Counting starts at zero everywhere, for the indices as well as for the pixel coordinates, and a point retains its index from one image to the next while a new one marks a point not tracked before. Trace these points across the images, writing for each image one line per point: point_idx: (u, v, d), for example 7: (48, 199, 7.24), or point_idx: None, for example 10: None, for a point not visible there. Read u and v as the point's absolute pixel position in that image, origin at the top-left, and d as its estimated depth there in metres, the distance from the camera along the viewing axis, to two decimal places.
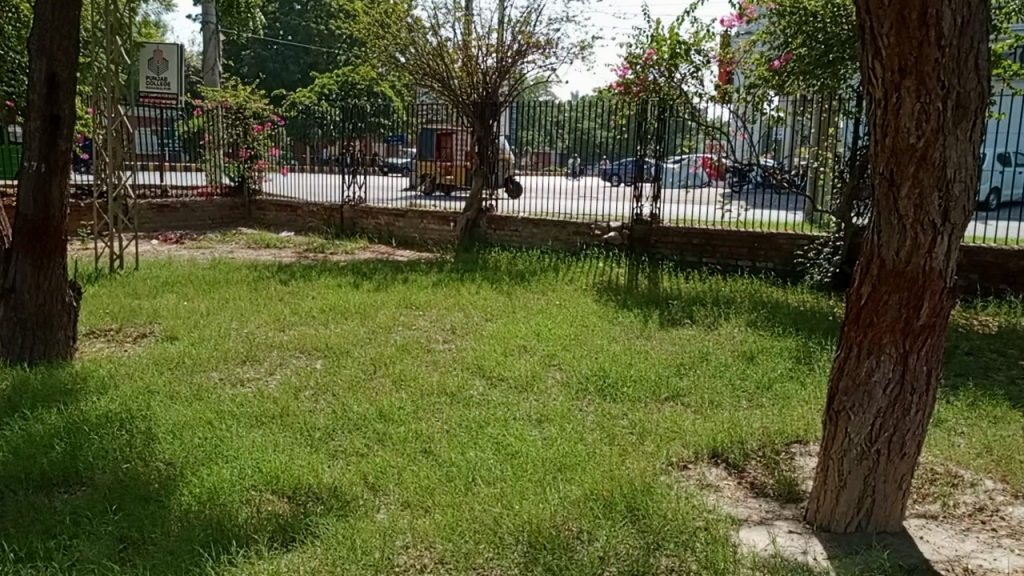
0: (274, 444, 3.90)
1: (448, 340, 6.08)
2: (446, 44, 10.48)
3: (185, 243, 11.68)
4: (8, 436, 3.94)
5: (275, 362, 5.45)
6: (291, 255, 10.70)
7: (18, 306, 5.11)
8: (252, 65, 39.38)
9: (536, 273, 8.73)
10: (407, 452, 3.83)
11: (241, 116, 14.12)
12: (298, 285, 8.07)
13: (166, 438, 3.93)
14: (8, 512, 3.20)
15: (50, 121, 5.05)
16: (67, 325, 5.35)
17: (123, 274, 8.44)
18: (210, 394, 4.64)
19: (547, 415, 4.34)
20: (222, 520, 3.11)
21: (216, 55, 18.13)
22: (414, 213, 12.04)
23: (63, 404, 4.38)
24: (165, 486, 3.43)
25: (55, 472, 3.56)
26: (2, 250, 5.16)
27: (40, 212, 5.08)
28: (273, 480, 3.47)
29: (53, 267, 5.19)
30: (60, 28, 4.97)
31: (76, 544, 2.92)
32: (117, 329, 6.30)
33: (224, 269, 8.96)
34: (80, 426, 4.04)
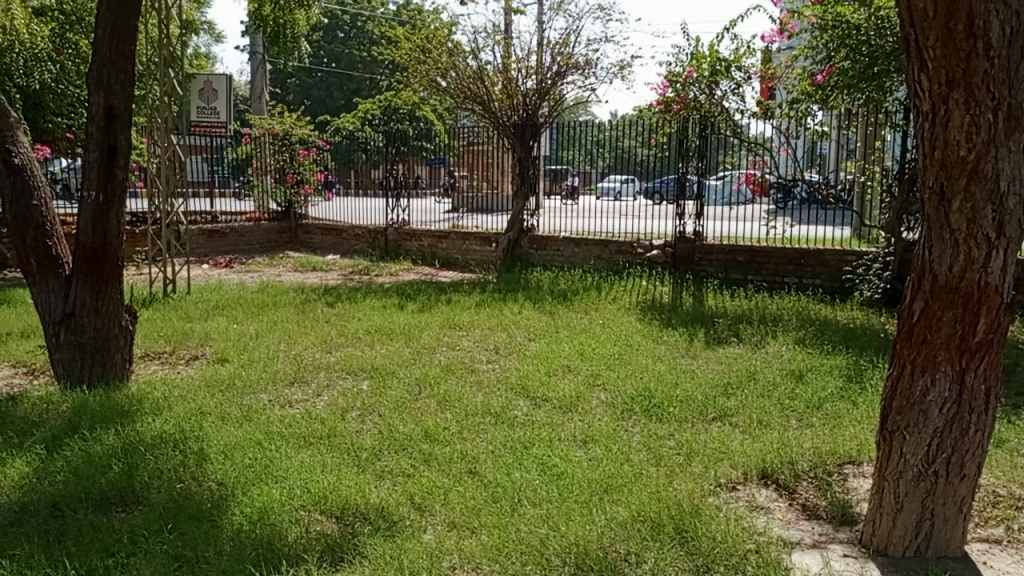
0: (322, 464, 3.95)
1: (491, 360, 6.11)
2: (486, 66, 10.65)
3: (235, 267, 11.97)
4: (69, 456, 4.06)
5: (322, 382, 5.54)
6: (337, 277, 10.89)
7: (77, 330, 5.32)
8: (298, 92, 40.63)
9: (579, 292, 8.73)
10: (452, 472, 3.84)
11: (287, 141, 14.33)
12: (344, 307, 8.20)
13: (219, 458, 4.02)
14: (70, 530, 3.30)
15: (107, 151, 5.22)
16: (123, 348, 5.58)
17: (176, 298, 8.68)
18: (260, 415, 4.74)
19: (593, 436, 4.32)
20: (273, 539, 3.16)
21: (263, 85, 18.63)
22: (457, 235, 12.16)
23: (120, 424, 4.51)
24: (218, 505, 3.50)
25: (113, 491, 3.66)
26: (63, 276, 5.35)
27: (98, 239, 5.26)
28: (321, 500, 3.51)
29: (110, 292, 5.39)
30: (117, 63, 5.15)
31: (134, 562, 2.98)
32: (171, 352, 6.47)
33: (273, 292, 9.15)
34: (137, 446, 4.16)
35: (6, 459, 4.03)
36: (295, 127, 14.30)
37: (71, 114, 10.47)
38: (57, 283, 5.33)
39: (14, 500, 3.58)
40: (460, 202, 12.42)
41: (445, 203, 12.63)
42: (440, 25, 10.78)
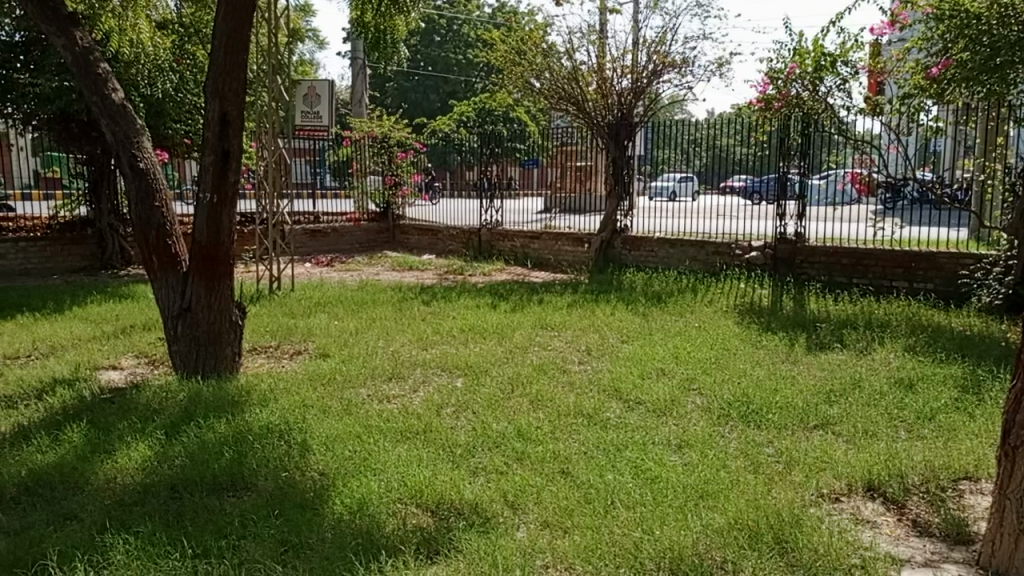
0: (418, 459, 4.05)
1: (583, 361, 6.09)
2: (580, 67, 10.63)
3: (335, 266, 12.42)
4: (185, 442, 4.32)
5: (418, 379, 5.68)
6: (432, 277, 11.12)
7: (192, 324, 5.67)
8: (396, 96, 41.74)
9: (674, 294, 8.59)
10: (545, 472, 3.86)
11: (386, 144, 14.70)
12: (439, 305, 8.37)
13: (320, 449, 4.18)
14: (186, 511, 3.51)
15: (220, 156, 5.51)
16: (234, 341, 5.90)
17: (281, 295, 9.08)
18: (359, 409, 4.90)
19: (687, 441, 4.24)
20: (371, 530, 3.26)
21: (364, 89, 19.24)
22: (550, 235, 12.17)
23: (231, 414, 4.76)
24: (319, 495, 3.64)
25: (224, 477, 3.87)
26: (180, 273, 5.70)
27: (211, 238, 5.57)
28: (418, 494, 3.60)
29: (222, 289, 5.70)
30: (230, 71, 5.43)
31: (244, 544, 3.14)
32: (276, 346, 6.78)
33: (371, 290, 9.43)
34: (246, 435, 4.39)
35: (131, 444, 4.31)
36: (394, 131, 14.52)
37: (188, 120, 11.06)
38: (175, 280, 5.67)
39: (137, 481, 3.83)
40: (554, 202, 12.53)
41: (539, 203, 12.74)
42: (535, 26, 10.83)
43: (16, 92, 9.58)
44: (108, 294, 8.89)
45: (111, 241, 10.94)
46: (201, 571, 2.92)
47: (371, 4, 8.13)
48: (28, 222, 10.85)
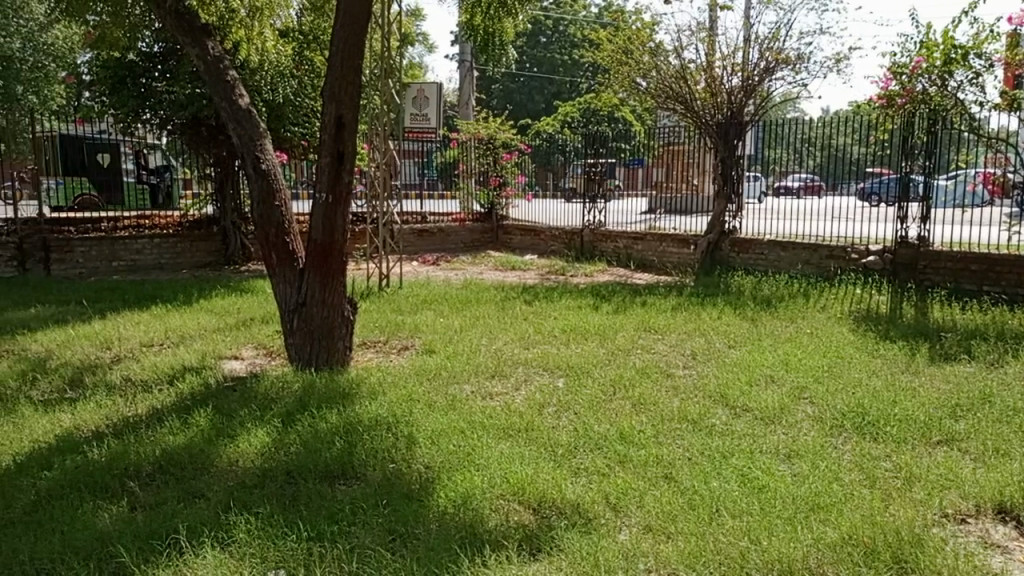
0: (520, 457, 4.09)
1: (688, 366, 5.98)
2: (688, 65, 10.43)
3: (441, 265, 12.70)
4: (300, 430, 4.54)
5: (520, 377, 5.74)
6: (535, 277, 11.19)
7: (307, 318, 5.94)
8: (501, 97, 42.28)
9: (784, 299, 8.31)
10: (648, 476, 3.82)
11: (491, 145, 14.93)
12: (541, 305, 8.42)
13: (426, 443, 4.30)
14: (301, 496, 3.69)
15: (336, 157, 5.75)
16: (345, 335, 6.15)
17: (389, 292, 9.38)
18: (463, 405, 5.00)
19: (797, 451, 4.10)
20: (475, 524, 3.33)
21: (471, 91, 19.58)
22: (654, 236, 12.00)
23: (342, 406, 4.97)
24: (424, 487, 3.75)
25: (336, 465, 4.04)
26: (297, 269, 5.98)
27: (326, 237, 5.82)
28: (520, 490, 3.65)
29: (335, 284, 5.96)
30: (347, 76, 5.65)
31: (355, 531, 3.27)
32: (384, 341, 7.02)
33: (475, 289, 9.60)
34: (356, 426, 4.56)
35: (251, 429, 4.57)
36: (499, 132, 14.69)
37: (306, 123, 11.51)
38: (291, 275, 5.96)
39: (257, 466, 4.06)
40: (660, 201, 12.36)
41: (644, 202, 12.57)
42: (642, 25, 10.70)
43: (153, 98, 10.31)
44: (231, 288, 9.44)
45: (233, 238, 11.60)
46: (315, 554, 3.07)
47: (481, 7, 8.26)
48: (161, 221, 11.68)
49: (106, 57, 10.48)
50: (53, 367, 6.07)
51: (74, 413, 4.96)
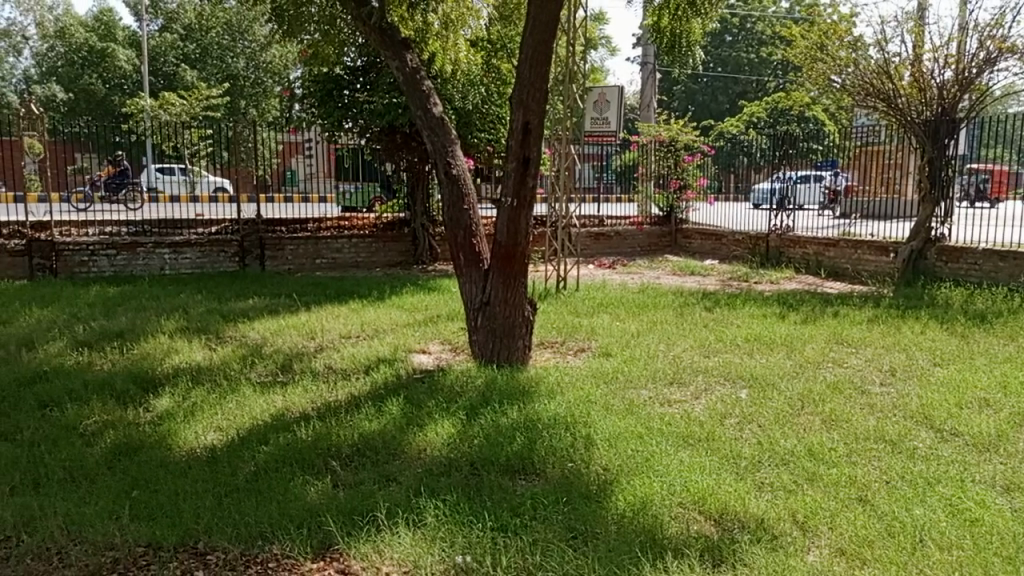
0: (702, 466, 4.00)
1: (886, 383, 5.54)
2: (892, 59, 9.67)
3: (618, 268, 12.68)
4: (483, 424, 4.73)
5: (699, 386, 5.59)
6: (715, 283, 10.87)
7: (491, 317, 6.18)
8: (682, 99, 41.44)
9: (1001, 314, 7.47)
10: (840, 496, 3.61)
11: (672, 148, 14.82)
12: (722, 312, 8.17)
13: (604, 445, 4.33)
14: (485, 487, 3.84)
15: (522, 162, 5.92)
16: (525, 335, 6.32)
17: (567, 294, 9.50)
18: (641, 410, 4.97)
19: (1017, 485, 3.69)
20: (654, 529, 3.32)
21: (652, 93, 19.34)
22: (848, 243, 11.21)
23: (522, 403, 5.10)
24: (602, 488, 3.78)
25: (516, 460, 4.17)
26: (482, 269, 6.22)
27: (510, 239, 6.01)
28: (701, 501, 3.58)
29: (517, 285, 6.14)
30: (535, 83, 5.79)
31: (536, 525, 3.36)
32: (561, 342, 7.13)
33: (653, 293, 9.49)
34: (535, 424, 4.67)
35: (439, 420, 4.83)
36: (681, 134, 14.61)
37: (491, 129, 11.91)
38: (477, 276, 6.20)
39: (444, 455, 4.28)
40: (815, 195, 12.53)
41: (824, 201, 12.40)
42: (840, 18, 10.06)
43: (356, 109, 11.15)
44: (419, 286, 10.01)
45: (423, 239, 12.31)
46: (501, 544, 3.19)
47: (668, 9, 8.16)
48: (359, 222, 12.67)
49: (316, 71, 11.53)
50: (268, 353, 6.73)
51: (285, 395, 5.48)
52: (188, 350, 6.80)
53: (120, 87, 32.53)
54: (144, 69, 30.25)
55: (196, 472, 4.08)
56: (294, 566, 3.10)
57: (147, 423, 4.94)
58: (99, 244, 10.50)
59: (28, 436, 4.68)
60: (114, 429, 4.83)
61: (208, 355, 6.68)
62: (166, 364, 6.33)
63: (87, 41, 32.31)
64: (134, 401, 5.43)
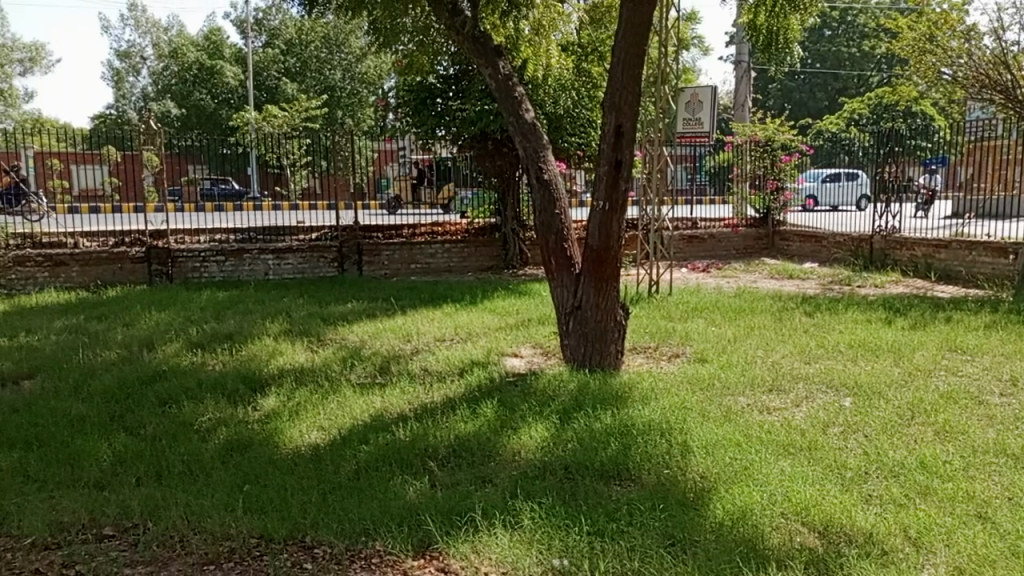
0: (804, 476, 3.88)
1: (1006, 393, 5.21)
2: (1010, 49, 9.10)
3: (712, 272, 12.40)
4: (577, 429, 4.73)
5: (800, 394, 5.41)
6: (815, 286, 10.48)
7: (583, 321, 6.17)
8: (778, 97, 40.22)
9: None
10: (957, 512, 3.42)
11: (768, 148, 14.44)
12: (824, 317, 7.87)
13: (700, 452, 4.25)
14: (579, 492, 3.84)
15: (614, 165, 5.89)
16: (617, 339, 6.28)
17: (659, 298, 9.38)
18: (738, 417, 4.86)
19: None
20: (755, 540, 3.23)
21: (747, 92, 18.82)
22: (961, 244, 10.60)
23: (616, 408, 5.07)
24: (699, 496, 3.72)
25: (611, 465, 4.15)
26: (574, 273, 6.22)
27: (603, 243, 5.98)
28: (804, 511, 3.47)
29: (609, 289, 6.11)
30: (627, 85, 5.76)
31: (632, 531, 3.34)
32: (655, 347, 7.04)
33: (749, 297, 9.25)
34: (630, 430, 4.64)
35: (532, 424, 4.86)
36: (778, 134, 14.23)
37: (582, 133, 11.89)
38: (569, 280, 6.21)
39: (538, 458, 4.32)
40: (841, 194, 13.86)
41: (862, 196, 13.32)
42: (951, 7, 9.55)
43: (448, 116, 11.37)
44: (510, 290, 10.10)
45: (513, 244, 12.47)
46: (598, 548, 3.19)
47: (765, 5, 7.94)
48: (451, 228, 12.86)
49: (411, 80, 11.82)
50: (366, 355, 6.96)
51: (383, 396, 5.66)
52: (292, 352, 7.11)
53: (228, 102, 34.27)
54: (250, 84, 31.78)
55: (301, 469, 4.25)
56: (395, 563, 3.19)
57: (255, 421, 5.20)
58: (210, 250, 11.11)
59: (150, 431, 5.01)
60: (226, 426, 5.10)
61: (310, 356, 6.96)
62: (272, 365, 6.65)
63: (198, 59, 34.23)
64: (244, 400, 5.73)
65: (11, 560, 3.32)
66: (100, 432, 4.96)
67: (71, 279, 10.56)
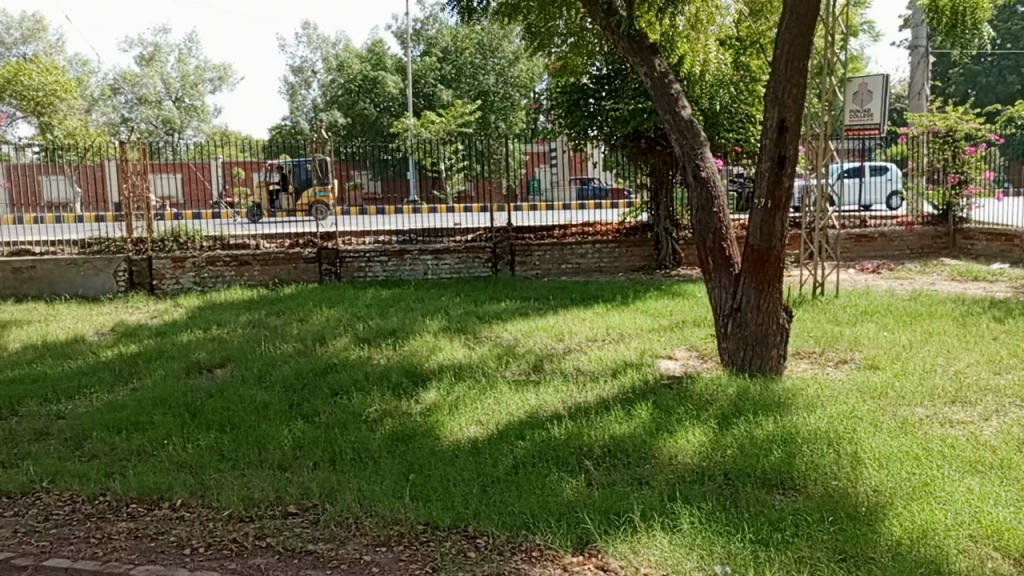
0: (994, 497, 3.56)
1: None
2: None
3: (883, 273, 11.58)
4: (736, 434, 4.59)
5: (990, 407, 4.95)
6: (1006, 290, 9.52)
7: (742, 323, 5.97)
8: (960, 83, 36.98)
9: None
10: None
11: (949, 138, 13.09)
12: (1018, 324, 7.14)
13: (873, 464, 4.00)
14: (741, 499, 3.72)
15: (777, 161, 5.64)
16: (779, 343, 6.03)
17: (824, 301, 8.89)
18: (917, 430, 4.52)
19: None
20: (939, 562, 3.01)
21: (925, 78, 17.31)
22: None
23: (779, 415, 4.88)
24: (873, 511, 3.50)
25: (774, 474, 4.00)
26: (733, 274, 6.04)
27: (764, 242, 5.75)
28: (996, 536, 3.18)
29: (771, 291, 5.88)
30: (792, 77, 5.52)
31: (801, 543, 3.20)
32: (820, 352, 6.69)
33: (927, 301, 8.56)
34: (795, 437, 4.44)
35: (689, 427, 4.77)
36: (962, 123, 12.85)
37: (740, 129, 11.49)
38: (728, 280, 6.04)
39: (697, 463, 4.23)
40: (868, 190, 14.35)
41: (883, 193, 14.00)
42: None
43: (601, 116, 11.37)
44: (663, 291, 9.94)
45: (666, 243, 12.22)
46: (764, 558, 3.09)
47: None
48: (602, 227, 12.96)
49: (564, 82, 11.91)
50: (521, 353, 7.11)
51: (538, 393, 5.77)
52: (451, 348, 7.39)
53: (388, 110, 36.05)
54: (409, 92, 33.27)
55: (462, 461, 4.42)
56: (556, 557, 3.26)
57: (418, 413, 5.46)
58: (374, 251, 11.76)
59: (325, 419, 5.39)
60: (392, 417, 5.39)
61: (467, 353, 7.20)
62: (432, 360, 6.95)
63: (362, 71, 36.25)
64: (407, 393, 6.02)
65: (212, 529, 3.70)
66: (281, 419, 5.40)
67: (253, 278, 11.52)
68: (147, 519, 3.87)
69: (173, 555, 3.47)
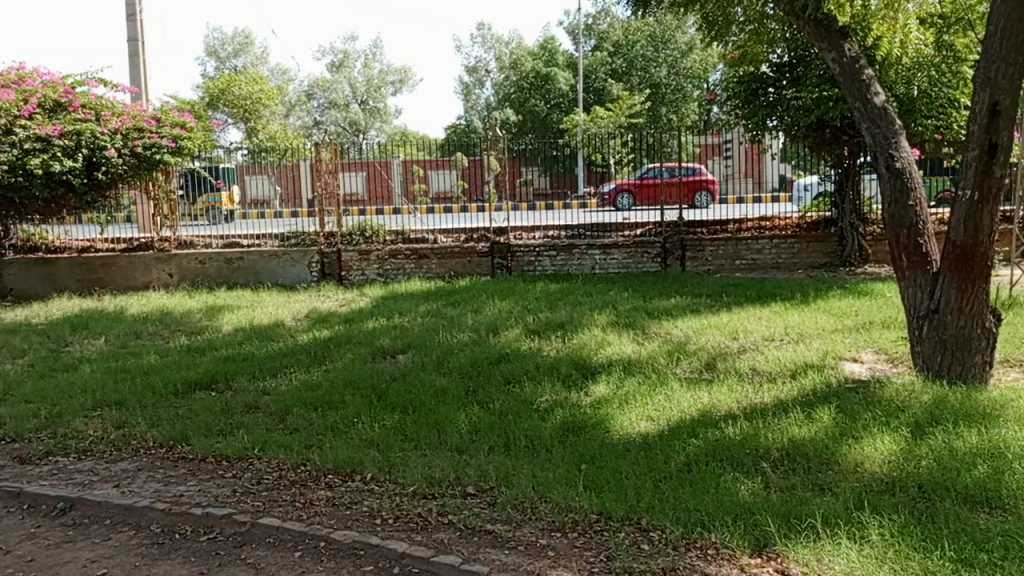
0: None
1: None
2: None
3: None
4: (932, 444, 4.26)
5: None
6: None
7: (939, 326, 5.51)
8: None
9: None
10: None
11: None
12: None
13: None
14: (939, 513, 3.46)
15: (986, 149, 5.11)
16: (985, 349, 5.50)
17: None
18: None
19: None
20: None
21: None
22: None
23: (984, 427, 4.46)
24: None
25: (978, 490, 3.67)
26: (930, 272, 5.58)
27: (969, 238, 5.25)
28: None
29: (976, 292, 5.36)
30: (1007, 55, 4.97)
31: (1012, 568, 2.93)
32: None
33: None
34: (1004, 453, 4.05)
35: (878, 434, 4.49)
36: None
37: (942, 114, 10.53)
38: (924, 279, 5.59)
39: (887, 472, 3.97)
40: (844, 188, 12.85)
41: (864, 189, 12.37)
42: None
43: (782, 106, 10.88)
44: (847, 290, 9.34)
45: (851, 240, 11.55)
46: None
47: None
48: (781, 222, 12.42)
49: (741, 72, 11.49)
50: (692, 350, 6.97)
51: (711, 392, 5.64)
52: (620, 343, 7.38)
53: (559, 106, 36.54)
54: (579, 87, 33.59)
55: (633, 454, 4.43)
56: (733, 557, 3.21)
57: (588, 406, 5.51)
58: (544, 245, 11.98)
59: (498, 406, 5.59)
60: (562, 408, 5.49)
61: (636, 348, 7.16)
62: (602, 354, 6.98)
63: (534, 68, 36.85)
64: (577, 385, 6.11)
65: (399, 503, 3.97)
66: (458, 404, 5.67)
67: (431, 270, 12.11)
68: (342, 489, 4.23)
69: (367, 523, 3.78)
